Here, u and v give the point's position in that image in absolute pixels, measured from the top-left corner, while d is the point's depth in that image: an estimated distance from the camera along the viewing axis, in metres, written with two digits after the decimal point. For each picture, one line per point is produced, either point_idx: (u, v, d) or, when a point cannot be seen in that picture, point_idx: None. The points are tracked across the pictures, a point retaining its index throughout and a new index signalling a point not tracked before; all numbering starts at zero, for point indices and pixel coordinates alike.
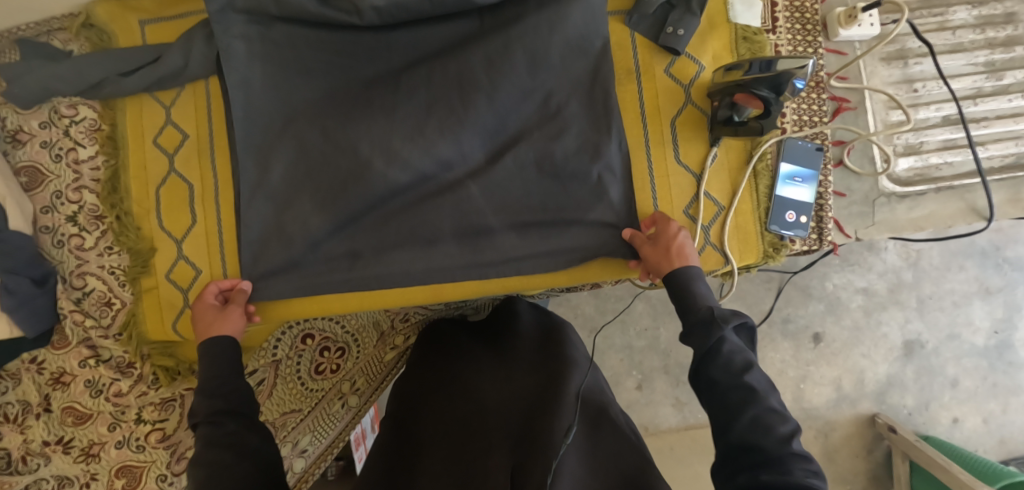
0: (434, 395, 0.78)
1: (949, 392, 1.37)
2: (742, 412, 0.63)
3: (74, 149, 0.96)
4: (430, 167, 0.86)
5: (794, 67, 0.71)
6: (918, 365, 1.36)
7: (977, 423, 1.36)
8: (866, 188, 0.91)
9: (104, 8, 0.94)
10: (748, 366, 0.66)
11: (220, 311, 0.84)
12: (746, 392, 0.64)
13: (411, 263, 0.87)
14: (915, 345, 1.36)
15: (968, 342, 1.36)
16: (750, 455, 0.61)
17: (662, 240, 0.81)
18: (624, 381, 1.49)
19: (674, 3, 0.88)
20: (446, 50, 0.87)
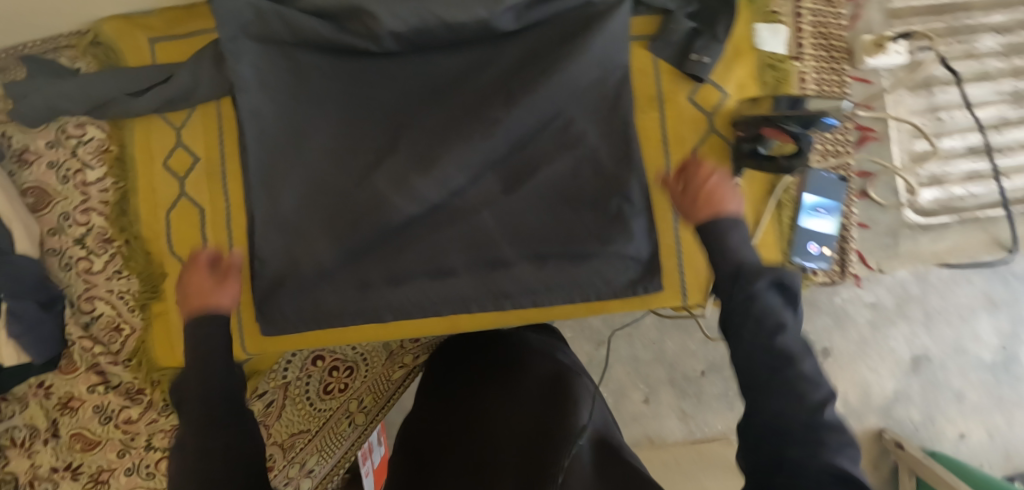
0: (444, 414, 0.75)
1: (955, 406, 1.34)
2: (771, 380, 0.54)
3: (81, 171, 0.94)
4: (440, 196, 0.84)
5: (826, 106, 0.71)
6: (924, 380, 1.33)
7: (981, 437, 1.34)
8: (890, 220, 0.90)
9: (112, 25, 0.91)
10: (781, 328, 0.56)
11: (216, 281, 0.75)
12: (778, 356, 0.55)
13: (427, 292, 0.87)
14: (921, 359, 1.32)
15: (973, 355, 1.33)
16: (779, 427, 0.52)
17: (697, 184, 0.71)
18: (630, 393, 1.46)
19: (700, 29, 0.85)
20: (464, 76, 0.86)
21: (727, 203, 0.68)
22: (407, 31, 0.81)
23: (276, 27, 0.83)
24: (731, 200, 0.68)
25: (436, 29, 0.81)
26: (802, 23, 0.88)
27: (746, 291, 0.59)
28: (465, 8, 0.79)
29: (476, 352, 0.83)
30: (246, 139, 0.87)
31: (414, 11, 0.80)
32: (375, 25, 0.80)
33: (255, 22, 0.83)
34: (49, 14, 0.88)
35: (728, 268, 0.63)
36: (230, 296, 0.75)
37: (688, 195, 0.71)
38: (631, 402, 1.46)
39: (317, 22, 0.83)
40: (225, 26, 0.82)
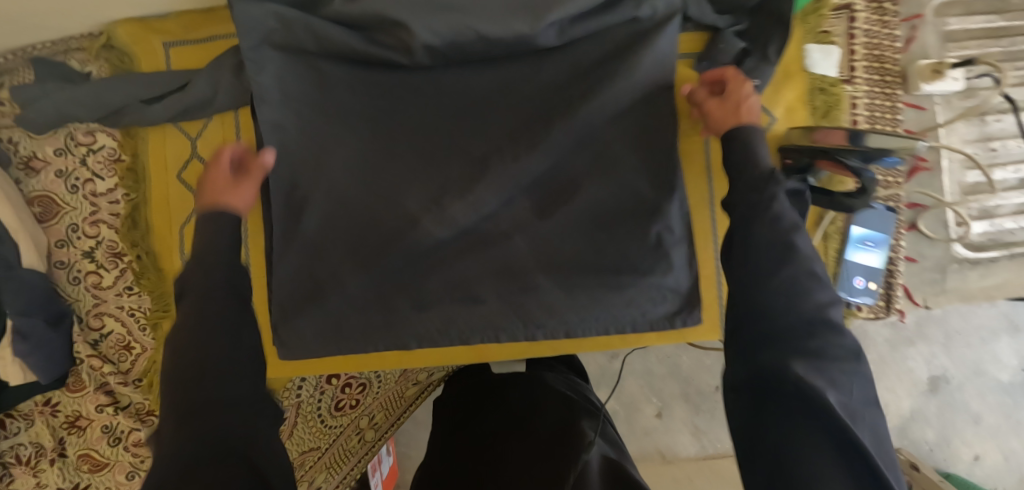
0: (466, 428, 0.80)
1: (971, 428, 1.28)
2: (775, 274, 0.60)
3: (91, 181, 0.89)
4: (474, 222, 0.81)
5: (896, 145, 0.67)
6: (942, 401, 1.28)
7: (996, 460, 1.28)
8: (938, 254, 0.86)
9: (126, 28, 0.86)
10: (796, 225, 0.61)
11: (231, 182, 0.75)
12: (786, 251, 0.61)
13: (454, 317, 0.83)
14: (940, 380, 1.27)
15: (993, 378, 1.27)
16: (781, 321, 0.59)
17: (728, 97, 0.74)
18: (643, 408, 1.40)
19: (748, 50, 0.81)
20: (498, 93, 0.81)
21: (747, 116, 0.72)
22: (441, 44, 0.77)
23: (301, 36, 0.79)
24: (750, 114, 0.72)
25: (473, 44, 0.77)
26: (855, 44, 0.83)
27: (761, 211, 0.63)
28: (505, 23, 0.75)
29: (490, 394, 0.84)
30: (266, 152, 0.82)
31: (449, 24, 0.75)
32: (408, 38, 0.76)
33: (279, 30, 0.78)
34: (62, 16, 0.83)
35: (751, 192, 0.65)
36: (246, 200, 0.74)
37: (715, 107, 0.75)
38: (644, 417, 1.40)
39: (346, 33, 0.78)
40: (248, 34, 0.77)
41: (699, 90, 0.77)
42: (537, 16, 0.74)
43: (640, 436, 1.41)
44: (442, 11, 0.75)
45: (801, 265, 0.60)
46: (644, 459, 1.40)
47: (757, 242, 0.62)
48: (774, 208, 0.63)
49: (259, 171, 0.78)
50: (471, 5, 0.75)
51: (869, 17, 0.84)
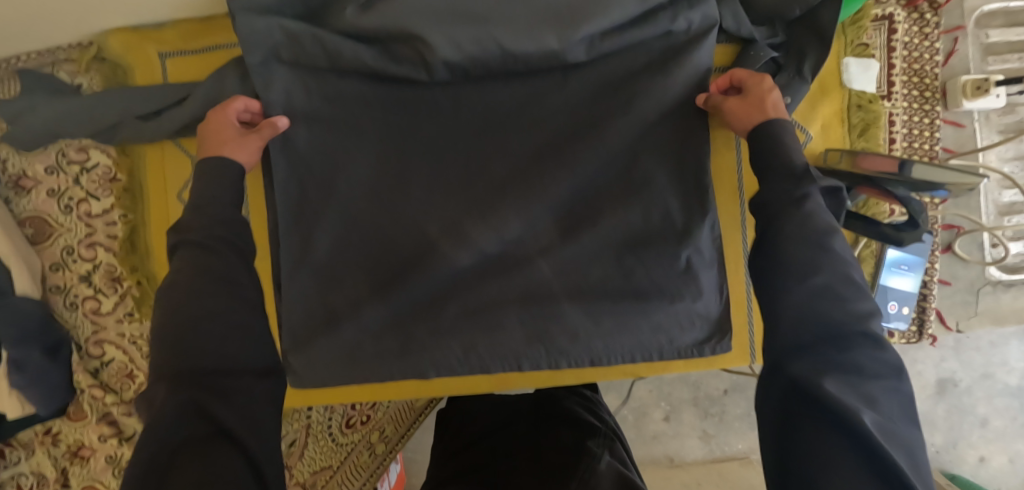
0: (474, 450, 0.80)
1: (977, 431, 1.20)
2: (808, 279, 0.55)
3: (85, 200, 0.84)
4: (497, 247, 0.78)
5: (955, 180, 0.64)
6: (950, 404, 1.20)
7: (1002, 462, 1.21)
8: (972, 275, 0.84)
9: (118, 38, 0.80)
10: (831, 230, 0.58)
11: (241, 135, 0.72)
12: (820, 255, 0.56)
13: (475, 346, 0.79)
14: (948, 383, 1.18)
15: (1001, 381, 1.18)
16: (817, 329, 0.54)
17: (750, 95, 0.71)
18: (651, 412, 1.35)
19: (783, 64, 0.76)
20: (521, 111, 0.77)
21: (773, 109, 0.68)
22: (460, 60, 0.71)
23: (311, 50, 0.73)
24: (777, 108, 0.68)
25: (495, 59, 0.72)
26: (894, 57, 0.79)
27: (793, 210, 0.59)
28: (532, 38, 0.70)
29: (500, 428, 0.85)
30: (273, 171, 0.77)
31: (471, 38, 0.70)
32: (427, 52, 0.71)
33: (286, 44, 0.73)
34: (51, 26, 0.77)
35: (787, 195, 0.60)
36: (251, 155, 0.72)
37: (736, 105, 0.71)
38: (652, 422, 1.36)
39: (359, 46, 0.73)
40: (253, 49, 0.72)
41: (713, 95, 0.73)
42: (566, 32, 0.70)
43: (647, 441, 1.36)
44: (465, 24, 0.70)
45: (834, 270, 0.56)
46: (651, 462, 1.36)
47: (789, 248, 0.57)
48: (806, 208, 0.58)
49: (270, 130, 0.73)
50: (494, 17, 0.70)
51: (909, 28, 0.80)
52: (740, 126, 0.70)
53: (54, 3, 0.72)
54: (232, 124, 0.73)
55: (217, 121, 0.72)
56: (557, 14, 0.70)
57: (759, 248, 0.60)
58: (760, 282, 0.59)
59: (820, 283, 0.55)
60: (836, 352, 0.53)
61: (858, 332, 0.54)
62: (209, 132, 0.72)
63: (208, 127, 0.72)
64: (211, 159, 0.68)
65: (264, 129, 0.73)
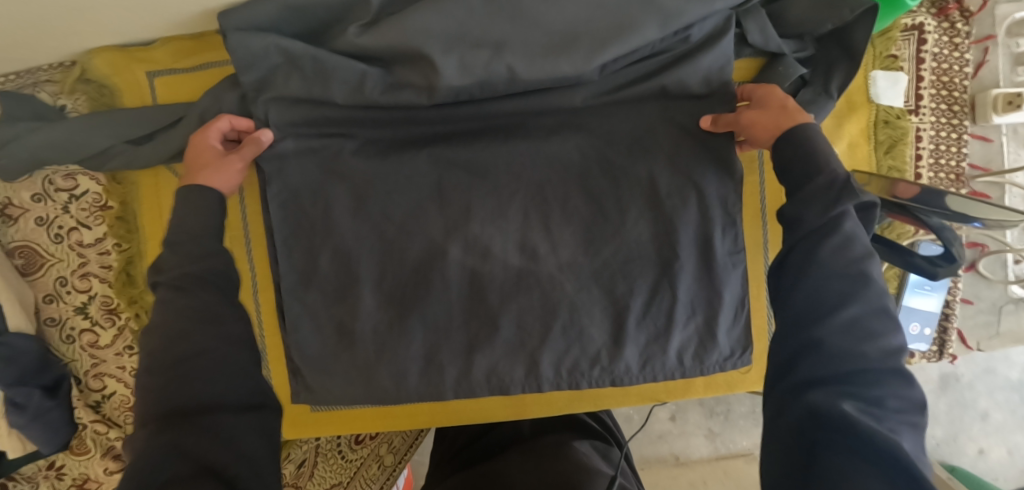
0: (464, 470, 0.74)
1: (977, 424, 1.15)
2: (838, 311, 0.49)
3: (76, 229, 0.79)
4: (515, 268, 0.75)
5: (996, 216, 0.60)
6: (951, 399, 1.14)
7: (1000, 455, 1.15)
8: (995, 295, 0.83)
9: (103, 59, 0.75)
10: (865, 257, 0.51)
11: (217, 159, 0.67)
12: (850, 284, 0.50)
13: (495, 373, 0.76)
14: (950, 378, 1.13)
15: (1002, 376, 1.13)
16: (843, 363, 0.47)
17: (762, 104, 0.66)
18: (656, 412, 1.24)
19: (809, 79, 0.73)
20: (534, 136, 0.74)
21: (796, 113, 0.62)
22: (469, 84, 0.67)
23: (309, 74, 0.68)
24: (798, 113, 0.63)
25: (508, 83, 0.68)
26: (923, 70, 0.76)
27: (825, 232, 0.52)
28: (547, 64, 0.66)
29: (484, 433, 0.84)
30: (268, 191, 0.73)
31: (481, 62, 0.66)
32: (438, 79, 0.66)
33: (284, 66, 0.68)
34: (30, 48, 0.72)
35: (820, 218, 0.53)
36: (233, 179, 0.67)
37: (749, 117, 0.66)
38: (658, 422, 1.24)
39: (364, 68, 0.67)
40: (249, 70, 0.68)
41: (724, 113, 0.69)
42: (584, 58, 0.66)
43: (653, 441, 1.25)
44: (477, 46, 0.65)
45: (866, 302, 0.50)
46: (656, 461, 1.25)
47: (814, 280, 0.51)
48: (845, 229, 0.52)
49: (253, 146, 0.69)
50: (509, 38, 0.65)
51: (940, 38, 0.76)
52: (762, 131, 0.63)
53: (34, 23, 0.66)
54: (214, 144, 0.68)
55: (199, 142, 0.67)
56: (576, 36, 0.66)
57: (780, 278, 0.54)
58: (781, 307, 0.53)
59: (849, 317, 0.49)
60: (863, 386, 0.46)
61: (888, 368, 0.47)
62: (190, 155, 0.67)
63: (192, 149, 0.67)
64: (188, 185, 0.62)
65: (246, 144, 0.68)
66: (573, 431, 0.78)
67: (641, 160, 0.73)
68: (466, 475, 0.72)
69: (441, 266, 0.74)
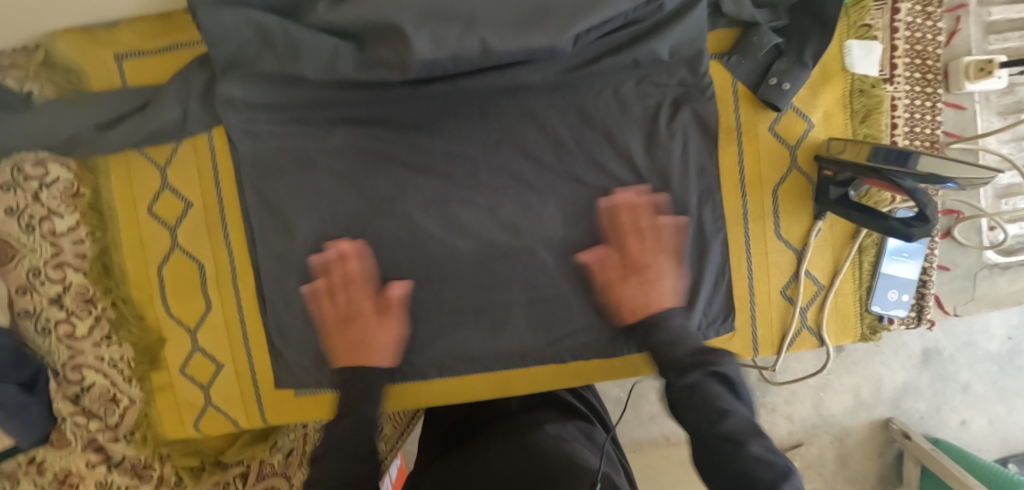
0: (443, 458, 0.72)
1: (958, 396, 1.17)
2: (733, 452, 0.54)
3: (48, 218, 0.77)
4: (499, 236, 0.75)
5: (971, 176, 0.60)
6: (934, 373, 1.16)
7: (982, 425, 1.18)
8: (970, 261, 0.85)
9: (67, 41, 0.74)
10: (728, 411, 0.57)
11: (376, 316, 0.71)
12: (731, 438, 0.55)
13: (480, 348, 0.77)
14: (933, 352, 1.15)
15: (982, 349, 1.14)
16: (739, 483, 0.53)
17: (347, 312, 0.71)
18: (647, 394, 1.20)
19: (783, 48, 0.74)
20: (512, 111, 0.74)
21: (654, 296, 0.67)
22: (443, 58, 0.65)
23: (281, 50, 0.66)
24: (666, 293, 0.67)
25: (484, 57, 0.67)
26: (897, 39, 0.77)
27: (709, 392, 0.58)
28: (519, 38, 0.65)
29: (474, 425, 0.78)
30: (242, 172, 0.74)
31: (454, 36, 0.64)
32: (411, 54, 0.64)
33: (256, 43, 0.67)
34: None
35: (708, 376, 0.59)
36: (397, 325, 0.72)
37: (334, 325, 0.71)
38: (647, 404, 1.21)
39: (337, 43, 0.66)
40: (219, 47, 0.67)
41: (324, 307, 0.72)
42: (559, 31, 0.65)
43: (644, 422, 1.22)
44: (450, 19, 0.64)
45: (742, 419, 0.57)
46: (647, 444, 1.23)
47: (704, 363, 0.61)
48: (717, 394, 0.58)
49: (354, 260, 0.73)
50: (481, 12, 0.64)
51: (913, 7, 0.77)
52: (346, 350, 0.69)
53: None
54: (370, 294, 0.72)
55: (359, 300, 0.71)
56: (550, 8, 0.65)
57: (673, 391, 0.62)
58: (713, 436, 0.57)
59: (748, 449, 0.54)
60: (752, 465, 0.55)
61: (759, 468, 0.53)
62: (363, 319, 0.70)
63: (328, 311, 0.72)
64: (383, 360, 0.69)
65: (394, 296, 0.73)
66: (556, 413, 0.75)
67: (618, 130, 0.74)
68: (450, 457, 0.70)
69: (422, 245, 0.75)
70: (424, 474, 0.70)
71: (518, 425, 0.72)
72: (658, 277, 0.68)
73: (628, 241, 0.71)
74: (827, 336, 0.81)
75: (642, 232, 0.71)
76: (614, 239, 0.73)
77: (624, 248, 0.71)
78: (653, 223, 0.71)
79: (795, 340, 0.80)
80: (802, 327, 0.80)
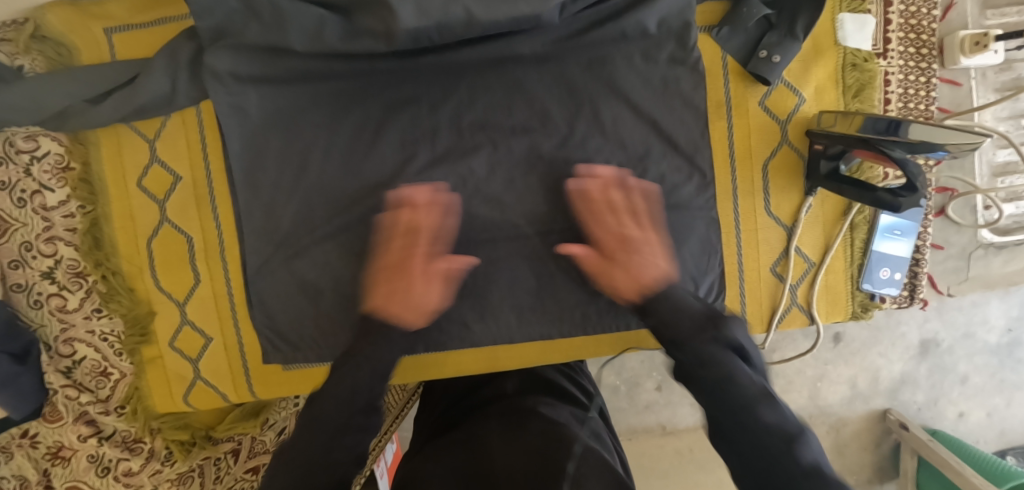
0: (431, 443, 0.69)
1: (956, 387, 1.15)
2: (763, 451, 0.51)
3: (39, 192, 0.77)
4: (482, 208, 0.75)
5: (956, 141, 0.59)
6: (932, 364, 1.14)
7: (979, 417, 1.17)
8: (964, 240, 0.84)
9: (59, 14, 0.75)
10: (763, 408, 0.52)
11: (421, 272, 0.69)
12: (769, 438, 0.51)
13: (468, 320, 0.77)
14: (931, 343, 1.13)
15: (981, 340, 1.13)
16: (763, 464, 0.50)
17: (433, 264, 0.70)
18: (642, 382, 1.16)
19: (773, 22, 0.73)
20: (499, 85, 0.74)
21: (646, 270, 0.66)
22: (428, 27, 0.65)
23: (266, 19, 0.67)
24: (651, 266, 0.67)
25: (468, 27, 0.66)
26: (890, 13, 0.76)
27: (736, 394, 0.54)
28: (503, 5, 0.65)
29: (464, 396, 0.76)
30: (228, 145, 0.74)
31: (438, 3, 0.64)
32: (396, 23, 0.64)
33: (242, 13, 0.67)
34: None
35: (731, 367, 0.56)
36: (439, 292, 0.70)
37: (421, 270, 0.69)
38: (643, 392, 1.17)
39: (323, 13, 0.66)
40: (203, 17, 0.67)
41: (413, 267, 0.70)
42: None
43: (640, 411, 1.18)
44: None
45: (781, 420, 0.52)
46: (642, 431, 1.18)
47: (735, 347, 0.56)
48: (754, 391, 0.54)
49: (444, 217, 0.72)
50: None
51: None
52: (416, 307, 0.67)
53: None
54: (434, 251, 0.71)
55: (417, 254, 0.70)
56: None
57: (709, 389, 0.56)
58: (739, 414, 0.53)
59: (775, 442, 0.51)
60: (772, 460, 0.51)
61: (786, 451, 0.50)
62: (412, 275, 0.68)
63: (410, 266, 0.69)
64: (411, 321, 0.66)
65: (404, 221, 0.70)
66: (551, 395, 0.72)
67: (606, 103, 0.74)
68: (441, 439, 0.68)
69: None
70: (415, 459, 0.67)
71: (508, 408, 0.69)
72: (648, 253, 0.68)
73: (606, 219, 0.71)
74: (818, 315, 0.80)
75: (615, 207, 0.71)
76: (585, 211, 0.72)
77: (600, 226, 0.71)
78: (621, 199, 0.71)
79: (785, 317, 0.80)
80: (792, 304, 0.80)
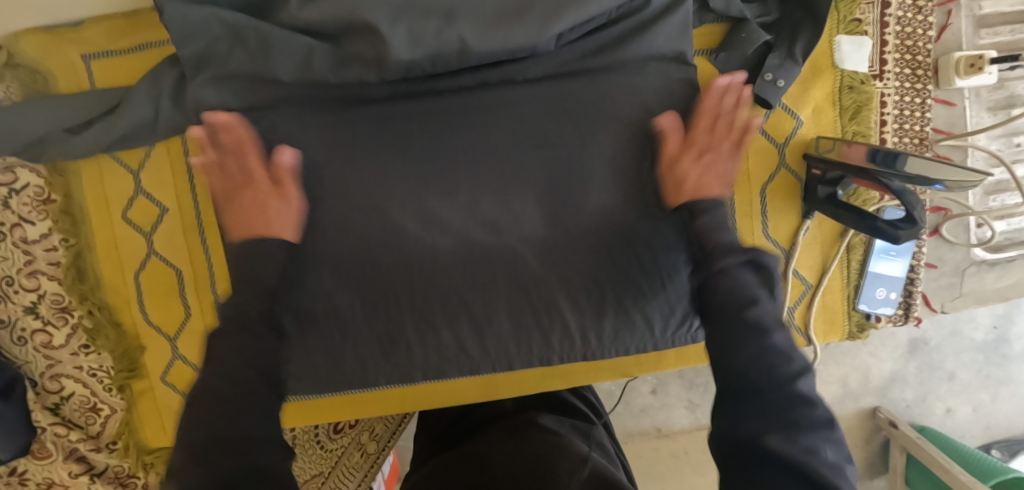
0: (433, 458, 0.69)
1: (944, 384, 1.17)
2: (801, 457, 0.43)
3: (19, 225, 0.74)
4: (476, 231, 0.73)
5: (952, 177, 0.59)
6: (921, 361, 1.16)
7: (966, 412, 1.19)
8: (958, 258, 0.85)
9: (32, 41, 0.72)
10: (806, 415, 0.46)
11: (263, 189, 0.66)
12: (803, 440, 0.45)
13: (466, 346, 0.75)
14: (920, 341, 1.15)
15: (968, 337, 1.15)
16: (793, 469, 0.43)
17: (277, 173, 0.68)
18: (638, 387, 1.16)
19: (773, 44, 0.73)
20: (495, 106, 0.72)
21: (708, 184, 0.66)
22: (420, 57, 0.64)
23: (252, 48, 0.65)
24: (717, 180, 0.67)
25: (461, 55, 0.65)
26: (887, 34, 0.76)
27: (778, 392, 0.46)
28: (499, 34, 0.64)
29: (461, 420, 0.77)
30: None
31: (430, 33, 0.63)
32: (387, 53, 0.63)
33: (226, 41, 0.66)
34: None
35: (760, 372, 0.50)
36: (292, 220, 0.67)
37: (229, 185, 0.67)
38: (638, 396, 1.16)
39: (311, 42, 0.65)
40: (186, 45, 0.65)
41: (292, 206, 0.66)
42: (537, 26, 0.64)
43: (635, 414, 1.17)
44: (427, 14, 0.62)
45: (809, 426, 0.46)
46: (638, 434, 1.17)
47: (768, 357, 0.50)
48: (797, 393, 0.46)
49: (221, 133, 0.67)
50: (460, 6, 0.63)
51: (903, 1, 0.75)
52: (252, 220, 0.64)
53: None
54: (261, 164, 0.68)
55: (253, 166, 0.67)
56: (527, 5, 0.64)
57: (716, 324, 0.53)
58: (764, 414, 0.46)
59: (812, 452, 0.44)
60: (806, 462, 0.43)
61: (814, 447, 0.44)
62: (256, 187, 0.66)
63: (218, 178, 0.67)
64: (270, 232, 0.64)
65: (282, 164, 0.68)
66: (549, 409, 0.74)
67: (603, 126, 0.72)
68: (442, 454, 0.68)
69: (402, 244, 0.72)
70: (415, 477, 0.67)
71: (506, 421, 0.70)
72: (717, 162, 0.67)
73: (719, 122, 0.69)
74: (815, 335, 0.81)
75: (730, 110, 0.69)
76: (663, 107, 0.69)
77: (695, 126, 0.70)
78: (733, 104, 0.69)
79: None
80: (790, 325, 0.80)
